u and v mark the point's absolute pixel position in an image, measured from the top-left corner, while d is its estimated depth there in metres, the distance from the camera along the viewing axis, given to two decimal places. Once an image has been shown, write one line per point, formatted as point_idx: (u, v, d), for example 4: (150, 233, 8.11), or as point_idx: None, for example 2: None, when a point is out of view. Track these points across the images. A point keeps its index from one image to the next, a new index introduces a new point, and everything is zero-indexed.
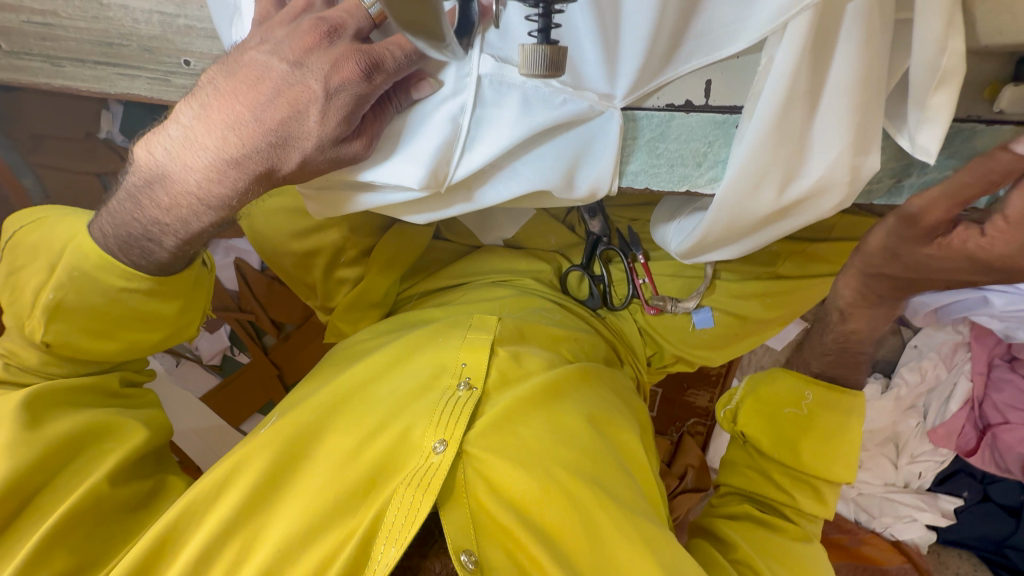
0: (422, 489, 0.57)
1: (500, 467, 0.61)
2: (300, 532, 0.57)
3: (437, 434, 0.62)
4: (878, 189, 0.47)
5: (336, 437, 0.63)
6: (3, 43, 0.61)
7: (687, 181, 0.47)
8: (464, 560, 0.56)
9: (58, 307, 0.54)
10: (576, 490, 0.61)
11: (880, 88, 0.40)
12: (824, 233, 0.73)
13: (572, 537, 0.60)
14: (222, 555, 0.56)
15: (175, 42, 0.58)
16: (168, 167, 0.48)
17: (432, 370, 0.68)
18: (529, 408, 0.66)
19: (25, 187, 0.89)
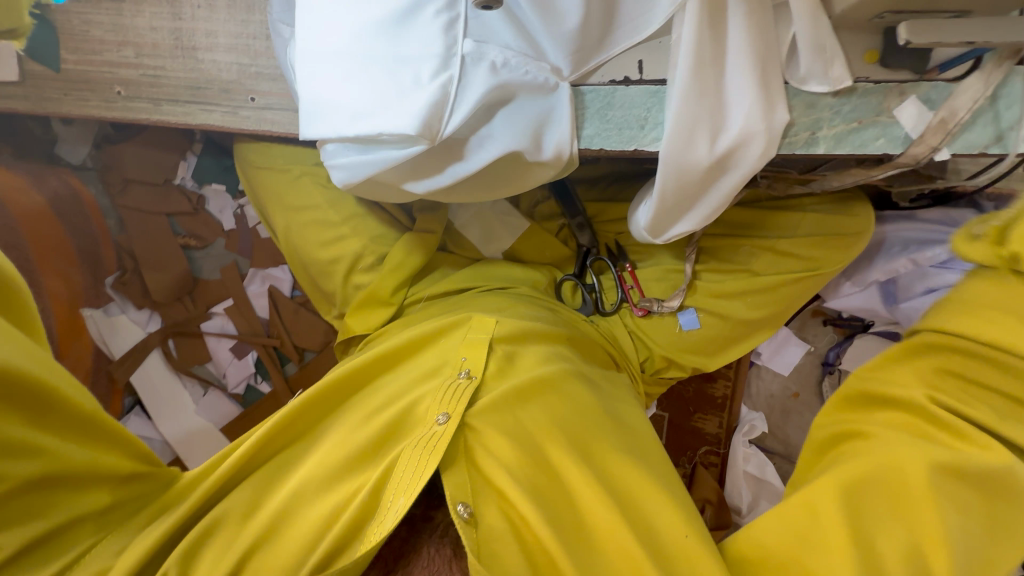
0: (429, 450, 0.58)
1: (497, 438, 0.62)
2: (315, 482, 0.59)
3: (441, 407, 0.62)
4: (797, 141, 0.56)
5: (349, 414, 0.66)
6: (122, 90, 0.81)
7: (634, 141, 0.58)
8: (460, 510, 0.56)
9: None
10: (567, 464, 0.62)
11: (771, 56, 0.53)
12: (791, 228, 0.80)
13: (561, 504, 0.60)
14: (234, 507, 0.58)
15: (246, 84, 0.77)
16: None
17: (434, 362, 0.69)
18: (528, 394, 0.66)
19: (109, 225, 1.07)
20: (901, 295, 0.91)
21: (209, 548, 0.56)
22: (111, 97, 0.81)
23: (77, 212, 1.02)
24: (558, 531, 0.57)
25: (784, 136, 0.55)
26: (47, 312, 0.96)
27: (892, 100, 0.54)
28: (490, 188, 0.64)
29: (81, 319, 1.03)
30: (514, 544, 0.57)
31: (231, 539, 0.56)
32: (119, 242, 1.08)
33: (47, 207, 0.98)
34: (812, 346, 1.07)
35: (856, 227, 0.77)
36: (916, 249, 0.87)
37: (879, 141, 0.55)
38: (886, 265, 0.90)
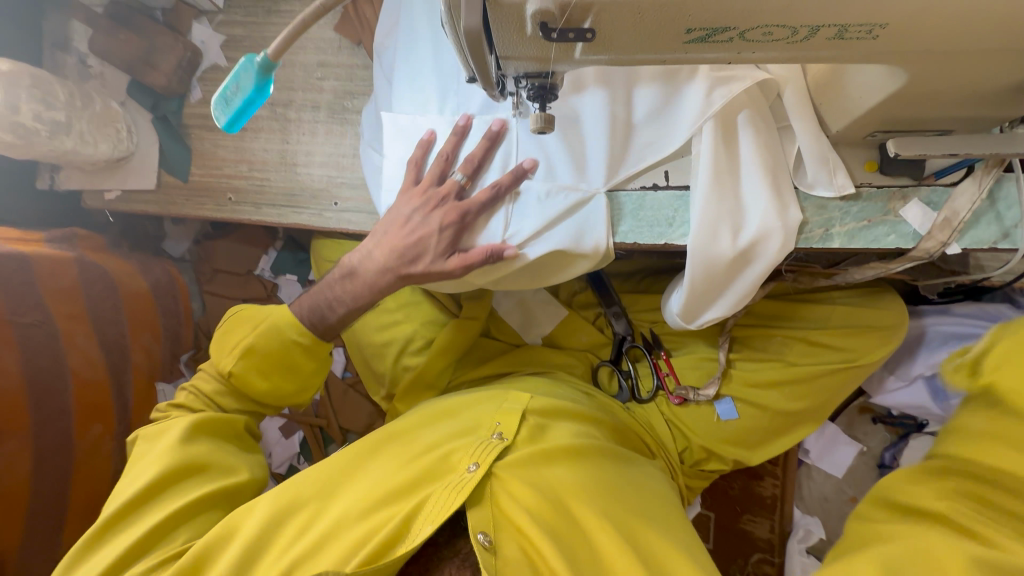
0: (457, 491, 0.59)
1: (524, 488, 0.62)
2: (353, 512, 0.59)
3: (471, 457, 0.64)
4: (812, 236, 0.62)
5: (387, 456, 0.66)
6: (232, 196, 0.98)
7: (664, 236, 0.67)
8: (480, 537, 0.58)
9: (250, 348, 0.69)
10: (592, 523, 0.61)
11: (780, 167, 0.62)
12: (822, 320, 0.83)
13: (584, 552, 0.59)
14: (278, 534, 0.58)
15: (333, 192, 0.93)
16: (349, 276, 0.71)
17: (471, 422, 0.70)
18: (557, 455, 0.66)
19: (194, 308, 1.24)
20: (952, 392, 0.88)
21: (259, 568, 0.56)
22: (222, 202, 0.99)
23: (170, 295, 1.17)
24: None
25: (799, 233, 0.62)
26: (127, 386, 1.04)
27: (897, 203, 0.61)
28: (529, 282, 0.73)
29: (155, 392, 1.12)
30: None
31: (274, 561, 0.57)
32: (199, 323, 1.25)
33: (148, 291, 1.11)
34: (865, 446, 1.03)
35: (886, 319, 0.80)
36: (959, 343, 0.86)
37: (891, 237, 0.60)
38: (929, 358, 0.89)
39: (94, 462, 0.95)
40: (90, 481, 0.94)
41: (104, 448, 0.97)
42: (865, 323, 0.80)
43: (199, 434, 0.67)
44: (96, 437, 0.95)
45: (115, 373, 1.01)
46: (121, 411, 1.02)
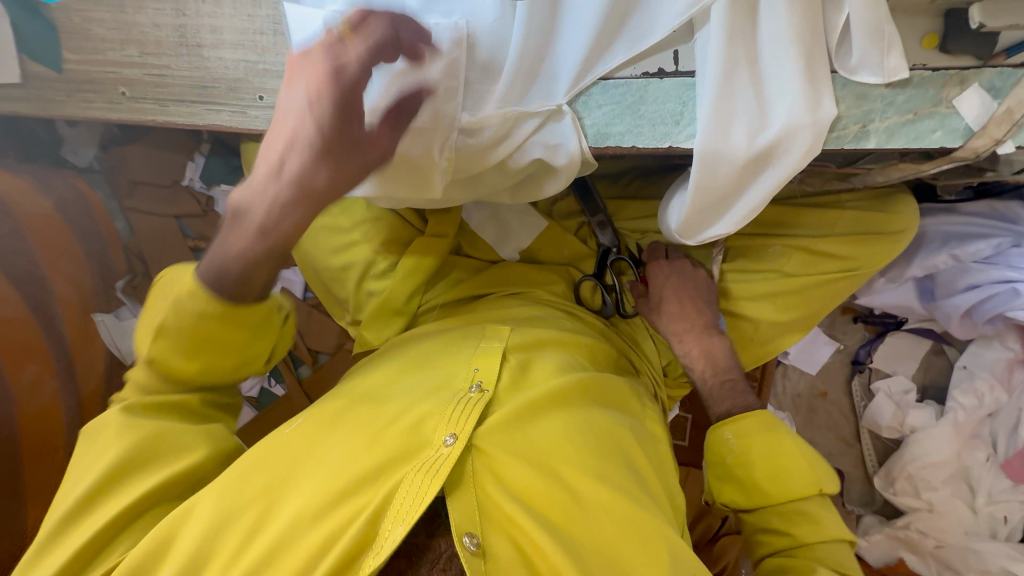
0: (430, 476, 0.55)
1: (507, 459, 0.58)
2: (310, 511, 0.56)
3: (448, 427, 0.60)
4: (845, 135, 0.52)
5: (353, 429, 0.62)
6: (126, 90, 0.78)
7: (668, 138, 0.54)
8: (467, 542, 0.53)
9: (161, 329, 0.59)
10: (582, 487, 0.58)
11: (816, 43, 0.49)
12: (827, 226, 0.76)
13: (581, 532, 0.56)
14: (239, 519, 0.56)
15: (254, 82, 0.74)
16: (240, 218, 0.54)
17: (445, 376, 0.66)
18: (540, 407, 0.63)
19: (117, 228, 1.06)
20: (940, 291, 0.90)
21: (210, 572, 0.54)
22: (115, 97, 0.78)
23: (83, 215, 1.00)
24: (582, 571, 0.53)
25: (830, 130, 0.51)
26: (58, 320, 0.92)
27: (951, 91, 0.50)
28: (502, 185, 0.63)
29: (93, 324, 1.01)
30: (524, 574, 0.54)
31: (223, 573, 0.54)
32: (127, 244, 1.07)
33: (54, 212, 0.94)
34: (842, 345, 1.07)
35: (898, 225, 0.74)
36: (957, 243, 0.83)
37: (936, 134, 0.50)
38: (925, 260, 0.84)
39: (40, 405, 0.86)
40: (41, 424, 0.86)
41: (47, 390, 0.88)
42: (867, 228, 0.75)
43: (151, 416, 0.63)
44: (35, 377, 0.86)
45: (39, 309, 0.88)
46: (57, 349, 0.91)
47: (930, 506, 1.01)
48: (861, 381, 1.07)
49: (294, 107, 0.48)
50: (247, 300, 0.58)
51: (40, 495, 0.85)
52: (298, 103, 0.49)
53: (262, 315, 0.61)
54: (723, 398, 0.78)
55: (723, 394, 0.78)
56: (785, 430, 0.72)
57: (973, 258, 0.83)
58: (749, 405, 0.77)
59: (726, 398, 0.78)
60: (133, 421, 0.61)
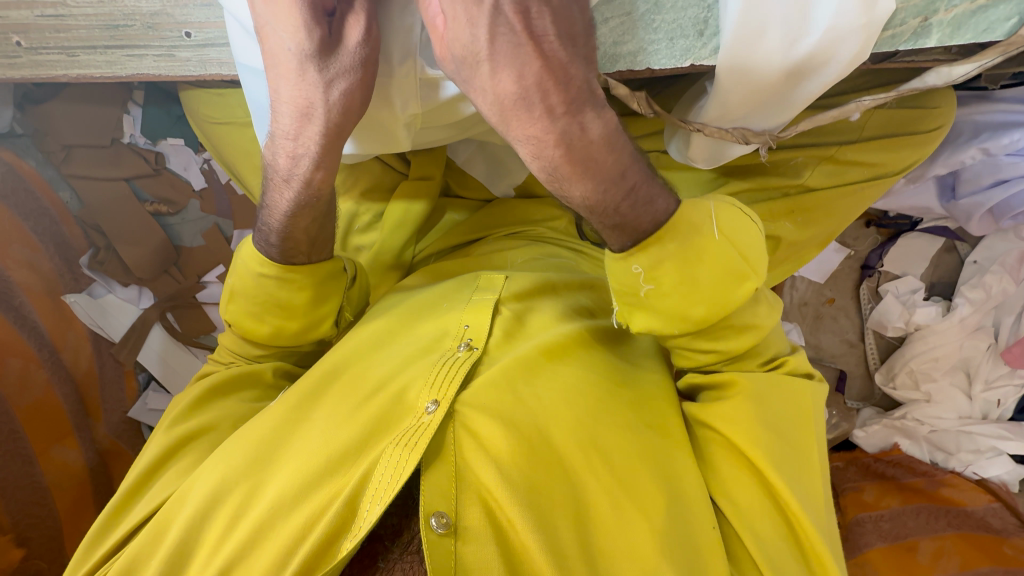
0: (408, 449, 0.50)
1: (489, 423, 0.52)
2: (290, 493, 0.52)
3: (430, 393, 0.54)
4: (902, 32, 0.43)
5: (336, 402, 0.58)
6: (21, 40, 0.64)
7: (690, 54, 0.46)
8: (434, 524, 0.48)
9: (233, 293, 0.63)
10: (571, 450, 0.52)
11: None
12: (854, 130, 0.68)
13: (563, 500, 0.50)
14: (220, 507, 0.54)
15: (175, 14, 0.60)
16: (273, 183, 0.56)
17: (433, 334, 0.61)
18: (535, 365, 0.57)
19: (63, 200, 0.95)
20: (962, 188, 0.85)
21: (191, 569, 0.52)
22: (11, 50, 0.65)
23: (16, 188, 0.90)
24: (556, 548, 0.48)
25: (884, 28, 0.43)
26: (28, 310, 0.88)
27: None
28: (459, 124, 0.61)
29: (66, 308, 0.94)
30: (499, 554, 0.48)
31: (207, 559, 0.52)
32: (81, 217, 0.97)
33: None
34: (852, 251, 1.07)
35: (932, 123, 0.68)
36: (990, 135, 0.77)
37: (1011, 21, 0.42)
38: (951, 157, 0.80)
39: (35, 398, 0.85)
40: (46, 415, 0.86)
41: (38, 381, 0.86)
42: (894, 128, 0.68)
43: (210, 403, 0.66)
44: (19, 371, 0.84)
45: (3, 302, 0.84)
46: (37, 340, 0.88)
47: (927, 396, 1.05)
48: (869, 285, 1.07)
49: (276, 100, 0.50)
50: (297, 263, 0.61)
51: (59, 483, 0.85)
52: (276, 89, 0.49)
53: (328, 271, 0.63)
54: (639, 215, 0.45)
55: (641, 214, 0.45)
56: (708, 242, 0.46)
57: (1004, 151, 0.78)
58: (658, 215, 0.46)
59: (635, 226, 0.46)
60: (187, 412, 0.65)
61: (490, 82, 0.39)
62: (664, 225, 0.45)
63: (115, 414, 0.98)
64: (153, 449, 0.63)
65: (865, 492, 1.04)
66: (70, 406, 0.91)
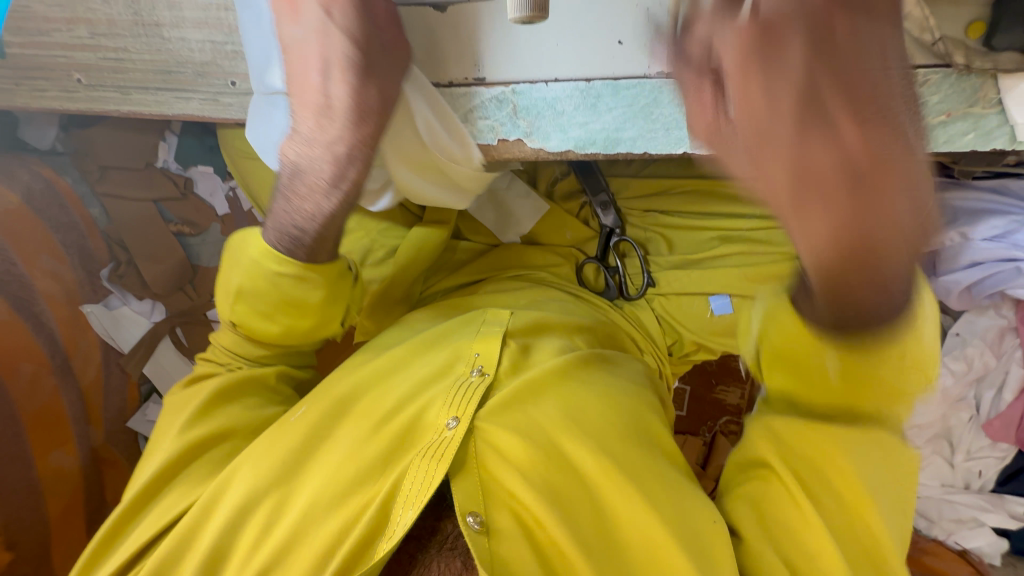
0: (435, 460, 0.54)
1: (507, 438, 0.56)
2: (322, 502, 0.56)
3: (450, 411, 0.58)
4: None
5: (357, 418, 0.61)
6: (82, 77, 0.71)
7: (683, 143, 0.51)
8: (471, 521, 0.52)
9: (240, 292, 0.62)
10: (583, 461, 0.56)
11: None
12: None
13: (580, 506, 0.55)
14: (259, 505, 0.57)
15: (224, 65, 0.66)
16: (300, 182, 0.55)
17: (446, 358, 0.64)
18: (542, 390, 0.61)
19: (93, 215, 1.01)
20: (941, 266, 0.90)
21: (228, 568, 0.56)
22: (71, 85, 0.71)
23: (54, 204, 0.96)
24: (587, 548, 0.52)
25: None
26: (47, 318, 0.91)
27: (994, 88, 0.45)
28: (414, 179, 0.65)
29: (82, 317, 0.97)
30: (531, 552, 0.53)
31: (243, 563, 0.55)
32: (108, 232, 1.02)
33: (22, 205, 0.92)
34: None
35: None
36: (966, 219, 0.83)
37: (967, 137, 0.47)
38: (931, 236, 0.85)
39: (40, 404, 0.87)
40: (47, 422, 0.88)
41: (46, 387, 0.89)
42: None
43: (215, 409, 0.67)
44: (30, 376, 0.86)
45: (23, 308, 0.88)
46: (51, 346, 0.91)
47: None
48: None
49: (306, 84, 0.52)
50: (319, 263, 0.60)
51: (58, 488, 0.87)
52: (325, 88, 0.51)
53: (338, 272, 0.63)
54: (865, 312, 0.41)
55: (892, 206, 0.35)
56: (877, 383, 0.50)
57: (980, 235, 0.84)
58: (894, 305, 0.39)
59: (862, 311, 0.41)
60: (196, 418, 0.66)
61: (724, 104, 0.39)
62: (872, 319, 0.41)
63: (115, 422, 1.00)
64: (167, 446, 0.64)
65: None
66: (73, 413, 0.92)
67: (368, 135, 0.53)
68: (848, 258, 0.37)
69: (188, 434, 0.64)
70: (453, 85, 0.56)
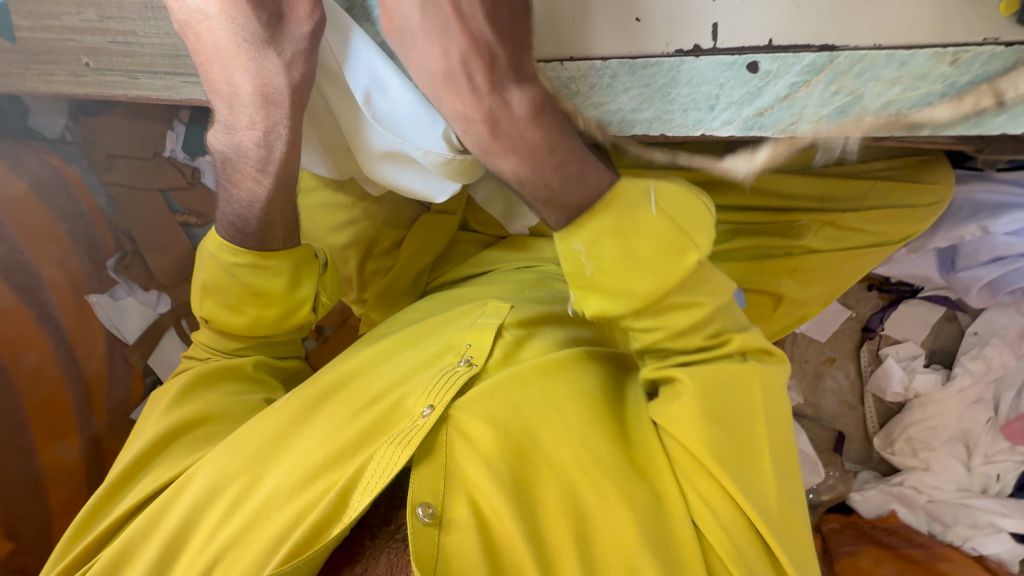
0: (402, 446, 0.51)
1: (479, 425, 0.53)
2: (287, 487, 0.54)
3: (427, 398, 0.56)
4: (897, 121, 0.47)
5: (335, 408, 0.59)
6: (91, 61, 0.70)
7: (701, 124, 0.50)
8: (420, 513, 0.50)
9: (205, 288, 0.66)
10: (554, 451, 0.52)
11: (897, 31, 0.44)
12: (859, 199, 0.71)
13: (545, 494, 0.51)
14: (224, 491, 0.56)
15: None
16: (240, 172, 0.60)
17: (438, 347, 0.62)
18: (529, 380, 0.56)
19: (99, 204, 1.01)
20: (960, 262, 0.89)
21: (185, 553, 0.55)
22: (80, 69, 0.71)
23: (62, 192, 0.96)
24: (535, 539, 0.49)
25: (878, 115, 0.46)
26: (51, 307, 0.89)
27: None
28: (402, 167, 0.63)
29: (88, 307, 0.96)
30: (482, 545, 0.49)
31: (201, 548, 0.54)
32: (115, 222, 1.03)
33: (30, 192, 0.90)
34: (855, 312, 1.09)
35: (932, 198, 0.71)
36: (989, 214, 0.81)
37: (998, 119, 0.44)
38: (952, 232, 0.83)
39: (44, 395, 0.85)
40: (52, 411, 0.86)
41: (50, 376, 0.87)
42: (901, 197, 0.71)
43: (196, 394, 0.67)
44: (34, 364, 0.84)
45: (29, 296, 0.86)
46: (55, 336, 0.89)
47: (925, 464, 1.05)
48: (870, 348, 1.09)
49: (209, 79, 0.55)
50: (273, 248, 0.64)
51: (59, 477, 0.87)
52: (227, 76, 0.54)
53: (299, 255, 0.66)
54: (570, 189, 0.47)
55: (572, 190, 0.47)
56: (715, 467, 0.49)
57: (1003, 231, 0.81)
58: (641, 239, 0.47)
59: (565, 202, 0.47)
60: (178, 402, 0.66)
61: (455, 99, 0.47)
62: (597, 201, 0.46)
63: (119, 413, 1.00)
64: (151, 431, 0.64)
65: (858, 557, 1.00)
66: (78, 404, 0.91)
67: (283, 118, 0.55)
68: (518, 156, 0.47)
69: (167, 419, 0.64)
70: None
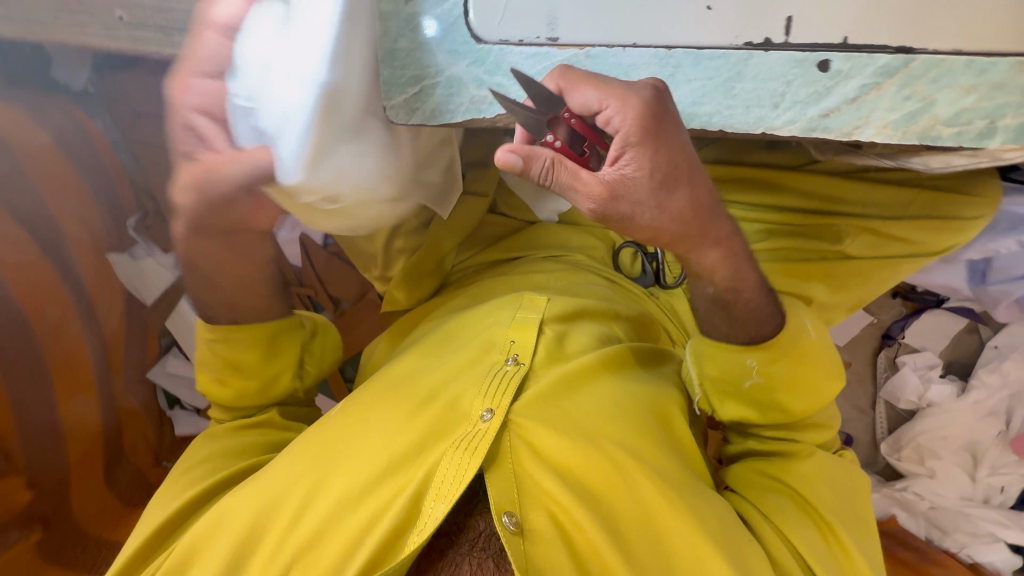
0: (469, 453, 0.52)
1: (545, 433, 0.54)
2: (353, 491, 0.53)
3: (484, 402, 0.55)
4: (969, 131, 0.45)
5: (389, 406, 0.58)
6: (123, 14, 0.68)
7: (764, 122, 0.47)
8: (506, 521, 0.50)
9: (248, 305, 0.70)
10: (628, 463, 0.54)
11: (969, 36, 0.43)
12: (899, 208, 0.70)
13: (620, 504, 0.53)
14: (286, 502, 0.54)
15: None
16: None
17: (480, 347, 0.62)
18: (578, 382, 0.58)
19: (122, 162, 1.00)
20: (993, 275, 0.90)
21: (254, 561, 0.53)
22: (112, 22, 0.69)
23: (84, 148, 0.95)
24: (622, 548, 0.50)
25: (951, 125, 0.44)
26: (74, 264, 0.89)
27: None
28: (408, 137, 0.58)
29: (108, 265, 0.96)
30: (570, 559, 0.50)
31: (269, 558, 0.52)
32: (136, 179, 1.02)
33: (53, 145, 0.89)
34: (875, 318, 1.10)
35: (977, 211, 0.69)
36: None
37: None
38: (989, 243, 0.82)
39: (65, 351, 0.85)
40: (71, 367, 0.86)
41: (71, 332, 0.87)
42: (944, 205, 0.69)
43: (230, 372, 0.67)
44: (56, 320, 0.85)
45: (52, 250, 0.86)
46: (76, 292, 0.89)
47: (930, 472, 1.05)
48: (887, 354, 1.10)
49: None
50: None
51: (76, 434, 0.86)
52: None
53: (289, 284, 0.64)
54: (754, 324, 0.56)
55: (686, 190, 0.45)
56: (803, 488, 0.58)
57: None
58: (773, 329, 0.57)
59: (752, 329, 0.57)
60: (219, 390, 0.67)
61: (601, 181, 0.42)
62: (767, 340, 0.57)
63: None
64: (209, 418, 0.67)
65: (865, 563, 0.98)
66: (94, 359, 0.91)
67: None
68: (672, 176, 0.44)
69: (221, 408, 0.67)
70: (522, 43, 0.50)
